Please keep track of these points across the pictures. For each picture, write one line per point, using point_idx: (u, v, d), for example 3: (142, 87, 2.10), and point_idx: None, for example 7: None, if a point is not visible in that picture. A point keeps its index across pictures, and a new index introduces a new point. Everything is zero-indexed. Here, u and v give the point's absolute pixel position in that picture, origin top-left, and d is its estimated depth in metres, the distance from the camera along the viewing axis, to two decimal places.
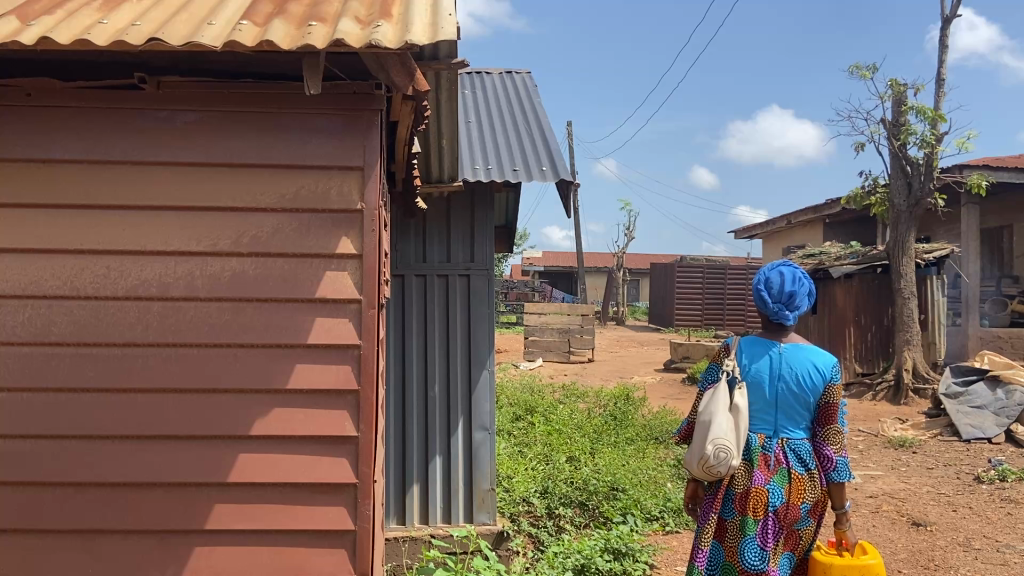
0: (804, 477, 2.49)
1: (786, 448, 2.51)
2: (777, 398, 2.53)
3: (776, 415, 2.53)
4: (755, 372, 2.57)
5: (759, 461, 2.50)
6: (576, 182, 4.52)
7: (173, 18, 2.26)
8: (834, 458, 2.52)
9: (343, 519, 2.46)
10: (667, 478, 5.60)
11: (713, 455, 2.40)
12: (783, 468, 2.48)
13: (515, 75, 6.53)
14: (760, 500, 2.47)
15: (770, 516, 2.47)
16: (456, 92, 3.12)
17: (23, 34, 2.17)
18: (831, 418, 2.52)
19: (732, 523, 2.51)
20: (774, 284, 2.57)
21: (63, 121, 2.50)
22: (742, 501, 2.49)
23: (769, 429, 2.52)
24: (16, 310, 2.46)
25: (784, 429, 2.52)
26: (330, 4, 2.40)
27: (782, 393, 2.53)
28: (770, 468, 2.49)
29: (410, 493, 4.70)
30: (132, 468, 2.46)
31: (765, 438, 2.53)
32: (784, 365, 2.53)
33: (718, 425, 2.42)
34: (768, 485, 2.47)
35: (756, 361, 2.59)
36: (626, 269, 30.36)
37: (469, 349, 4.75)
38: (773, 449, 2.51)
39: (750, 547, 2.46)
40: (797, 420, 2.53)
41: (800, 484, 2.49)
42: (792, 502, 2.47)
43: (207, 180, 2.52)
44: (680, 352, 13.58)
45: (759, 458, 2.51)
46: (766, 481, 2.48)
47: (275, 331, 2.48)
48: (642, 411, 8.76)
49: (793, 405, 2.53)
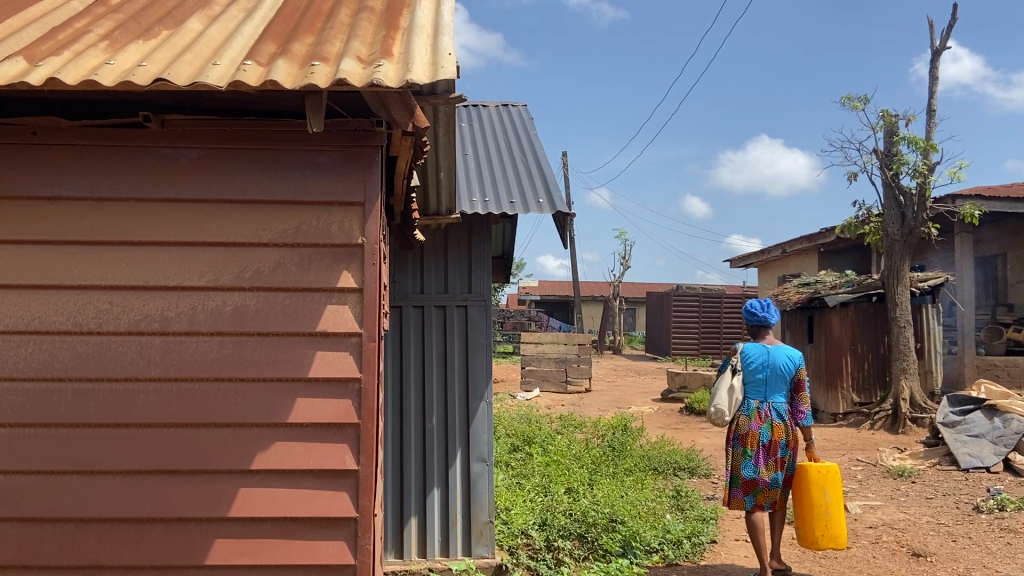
0: (782, 425, 3.87)
1: (773, 407, 3.90)
2: (769, 377, 3.93)
3: (767, 388, 3.92)
4: (753, 361, 3.96)
5: (755, 415, 3.88)
6: (572, 214, 4.57)
7: (178, 59, 2.30)
8: (804, 412, 3.96)
9: (343, 554, 2.46)
10: (666, 510, 5.57)
11: (714, 413, 3.90)
12: (769, 418, 3.88)
13: (511, 108, 6.61)
14: (756, 437, 3.85)
15: (761, 447, 3.86)
16: (454, 127, 3.18)
17: (31, 74, 2.21)
18: (801, 389, 3.97)
19: (736, 451, 3.90)
20: (760, 300, 4.08)
21: (69, 159, 2.54)
22: (744, 437, 3.87)
23: (762, 396, 3.91)
24: (20, 345, 2.48)
25: (772, 396, 3.91)
26: (332, 44, 2.45)
27: (770, 374, 3.93)
28: (761, 419, 3.88)
29: (408, 526, 4.69)
30: (132, 503, 2.46)
31: (759, 402, 3.90)
32: (772, 356, 3.95)
33: (718, 397, 3.92)
34: (760, 430, 3.87)
35: (754, 354, 3.98)
36: (622, 299, 30.41)
37: (467, 380, 4.76)
38: (765, 407, 3.89)
39: (748, 465, 3.85)
40: (783, 389, 3.93)
41: (780, 430, 3.89)
42: (775, 438, 3.86)
43: (210, 217, 2.55)
44: (678, 382, 13.56)
45: (755, 413, 3.88)
46: (759, 427, 3.87)
47: (276, 364, 2.50)
48: (640, 441, 8.72)
49: (778, 381, 3.93)
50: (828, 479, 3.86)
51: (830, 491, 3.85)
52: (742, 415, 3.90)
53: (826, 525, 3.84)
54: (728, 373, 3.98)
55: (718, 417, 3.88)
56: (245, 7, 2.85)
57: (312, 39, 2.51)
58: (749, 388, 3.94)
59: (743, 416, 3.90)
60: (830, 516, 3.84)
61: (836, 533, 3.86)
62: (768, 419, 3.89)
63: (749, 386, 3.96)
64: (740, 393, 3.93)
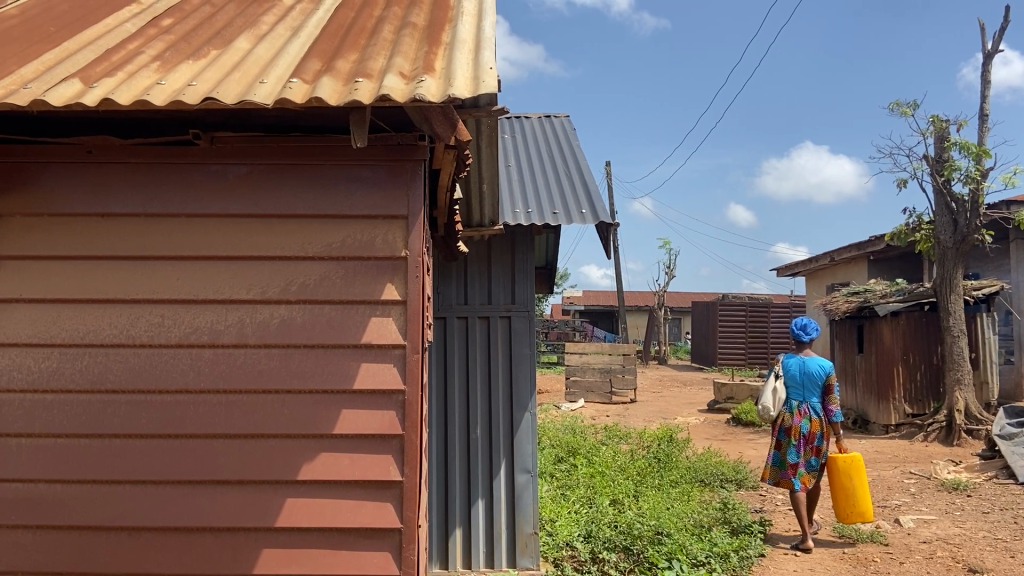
0: (818, 420, 4.67)
1: (810, 406, 4.69)
2: (808, 382, 4.71)
3: (806, 390, 4.71)
4: (795, 368, 4.76)
5: (796, 412, 4.69)
6: (616, 224, 4.56)
7: (227, 78, 2.36)
8: (834, 409, 4.68)
9: (388, 564, 2.47)
10: (714, 523, 5.49)
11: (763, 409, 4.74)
12: (808, 415, 4.68)
13: (554, 119, 6.63)
14: (797, 429, 4.67)
15: (802, 437, 4.68)
16: (496, 140, 3.20)
17: (86, 95, 2.29)
18: (832, 391, 4.68)
19: (782, 441, 4.75)
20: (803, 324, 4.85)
21: (123, 177, 2.62)
22: (788, 430, 4.71)
23: (801, 396, 4.71)
24: (75, 358, 2.56)
25: (809, 397, 4.70)
26: (376, 61, 2.49)
27: (809, 380, 4.71)
28: (801, 415, 4.69)
29: (453, 536, 4.71)
30: (183, 513, 2.51)
31: (799, 401, 4.71)
32: (809, 364, 4.72)
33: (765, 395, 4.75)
34: (801, 423, 4.68)
35: (794, 363, 4.80)
36: (667, 308, 30.15)
37: (511, 391, 4.76)
38: (804, 406, 4.69)
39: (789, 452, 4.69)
40: (819, 392, 4.69)
41: (818, 423, 4.68)
42: (813, 430, 4.67)
43: (258, 232, 2.60)
44: (725, 393, 13.39)
45: (796, 410, 4.70)
46: (799, 421, 4.68)
47: (322, 375, 2.54)
48: (686, 453, 8.62)
49: (815, 385, 4.70)
50: (852, 467, 4.70)
51: (855, 477, 4.69)
52: (785, 412, 4.74)
53: (852, 502, 4.70)
54: (772, 377, 4.81)
55: (766, 413, 4.74)
56: (292, 25, 2.91)
57: (356, 56, 2.56)
58: (791, 391, 4.76)
59: (787, 413, 4.74)
60: (854, 489, 4.69)
61: (864, 506, 4.71)
62: (807, 415, 4.69)
63: (791, 389, 4.76)
64: (783, 393, 4.76)
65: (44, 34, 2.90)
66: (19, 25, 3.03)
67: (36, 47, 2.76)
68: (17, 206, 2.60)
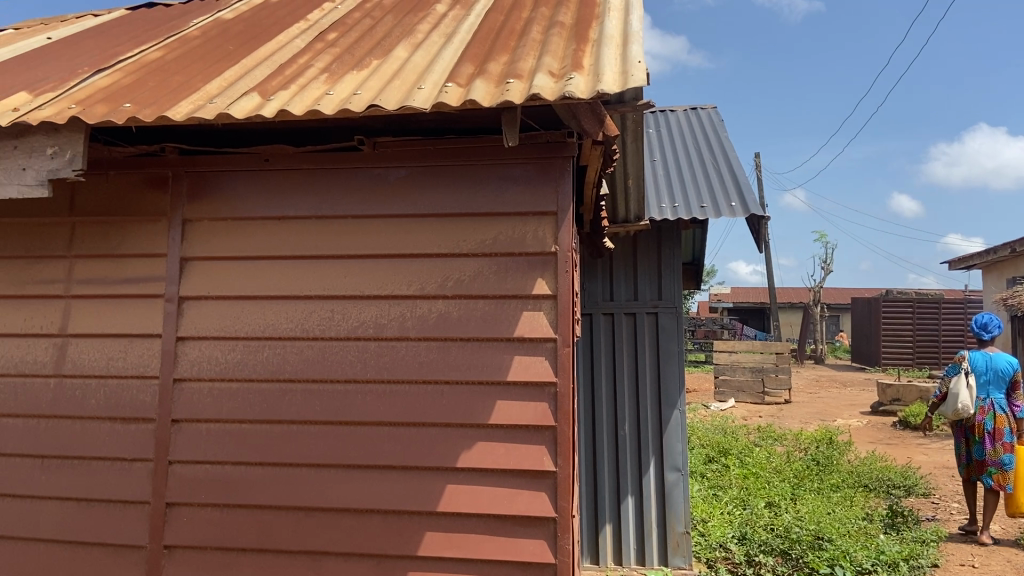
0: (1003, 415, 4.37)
1: (995, 402, 4.42)
2: (990, 377, 4.45)
3: (989, 385, 4.44)
4: (976, 362, 4.51)
5: (979, 408, 4.43)
6: (767, 216, 4.42)
7: (387, 85, 2.50)
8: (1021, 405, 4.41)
9: (544, 552, 2.53)
10: (880, 530, 5.19)
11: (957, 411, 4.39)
12: (992, 411, 4.40)
13: (700, 111, 6.50)
14: (981, 427, 4.41)
15: (987, 434, 4.39)
16: (643, 134, 3.20)
17: (264, 108, 2.49)
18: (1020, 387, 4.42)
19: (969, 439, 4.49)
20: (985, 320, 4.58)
21: (296, 182, 2.83)
22: (972, 429, 4.46)
23: (984, 392, 4.45)
24: (256, 350, 2.79)
25: (993, 392, 4.43)
26: (525, 61, 2.56)
27: (992, 374, 4.44)
28: (985, 412, 4.42)
29: (603, 532, 4.73)
30: (352, 495, 2.67)
31: (982, 397, 4.45)
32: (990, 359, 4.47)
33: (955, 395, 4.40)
34: (986, 420, 4.40)
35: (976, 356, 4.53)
36: (824, 305, 28.71)
37: (659, 387, 4.72)
38: (988, 402, 4.42)
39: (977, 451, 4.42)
40: (1004, 387, 4.42)
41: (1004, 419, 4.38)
42: (999, 426, 4.36)
43: (417, 230, 2.74)
44: (890, 395, 12.60)
45: (979, 407, 4.43)
46: (983, 417, 4.41)
47: (478, 368, 2.63)
48: (847, 456, 8.20)
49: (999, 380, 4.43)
50: None
51: None
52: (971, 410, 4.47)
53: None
54: (959, 373, 4.44)
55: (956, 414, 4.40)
56: (445, 32, 3.04)
57: (506, 58, 2.64)
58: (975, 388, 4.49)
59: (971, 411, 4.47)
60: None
61: None
62: (991, 411, 4.41)
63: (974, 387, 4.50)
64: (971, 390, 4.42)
65: (225, 54, 3.17)
66: (202, 46, 3.32)
67: (219, 65, 3.02)
68: (205, 212, 2.89)
